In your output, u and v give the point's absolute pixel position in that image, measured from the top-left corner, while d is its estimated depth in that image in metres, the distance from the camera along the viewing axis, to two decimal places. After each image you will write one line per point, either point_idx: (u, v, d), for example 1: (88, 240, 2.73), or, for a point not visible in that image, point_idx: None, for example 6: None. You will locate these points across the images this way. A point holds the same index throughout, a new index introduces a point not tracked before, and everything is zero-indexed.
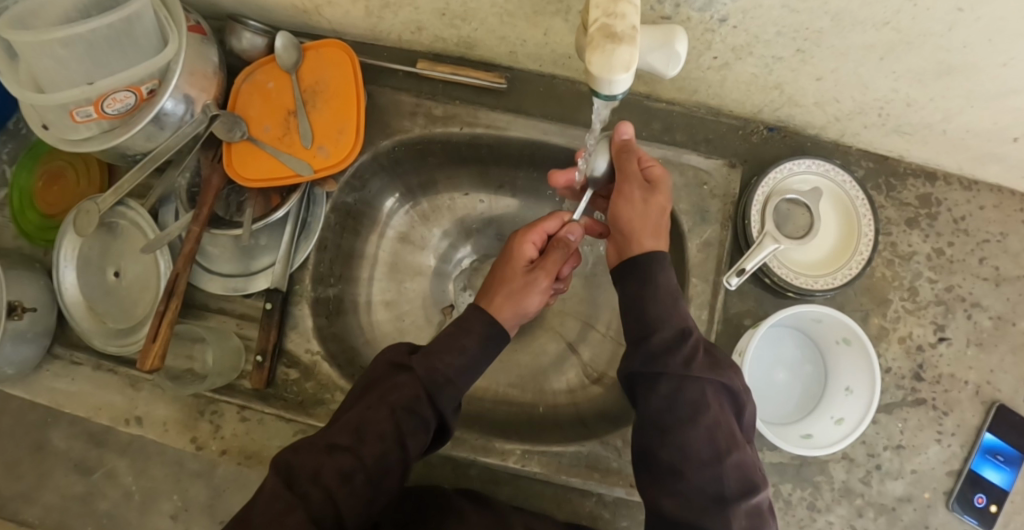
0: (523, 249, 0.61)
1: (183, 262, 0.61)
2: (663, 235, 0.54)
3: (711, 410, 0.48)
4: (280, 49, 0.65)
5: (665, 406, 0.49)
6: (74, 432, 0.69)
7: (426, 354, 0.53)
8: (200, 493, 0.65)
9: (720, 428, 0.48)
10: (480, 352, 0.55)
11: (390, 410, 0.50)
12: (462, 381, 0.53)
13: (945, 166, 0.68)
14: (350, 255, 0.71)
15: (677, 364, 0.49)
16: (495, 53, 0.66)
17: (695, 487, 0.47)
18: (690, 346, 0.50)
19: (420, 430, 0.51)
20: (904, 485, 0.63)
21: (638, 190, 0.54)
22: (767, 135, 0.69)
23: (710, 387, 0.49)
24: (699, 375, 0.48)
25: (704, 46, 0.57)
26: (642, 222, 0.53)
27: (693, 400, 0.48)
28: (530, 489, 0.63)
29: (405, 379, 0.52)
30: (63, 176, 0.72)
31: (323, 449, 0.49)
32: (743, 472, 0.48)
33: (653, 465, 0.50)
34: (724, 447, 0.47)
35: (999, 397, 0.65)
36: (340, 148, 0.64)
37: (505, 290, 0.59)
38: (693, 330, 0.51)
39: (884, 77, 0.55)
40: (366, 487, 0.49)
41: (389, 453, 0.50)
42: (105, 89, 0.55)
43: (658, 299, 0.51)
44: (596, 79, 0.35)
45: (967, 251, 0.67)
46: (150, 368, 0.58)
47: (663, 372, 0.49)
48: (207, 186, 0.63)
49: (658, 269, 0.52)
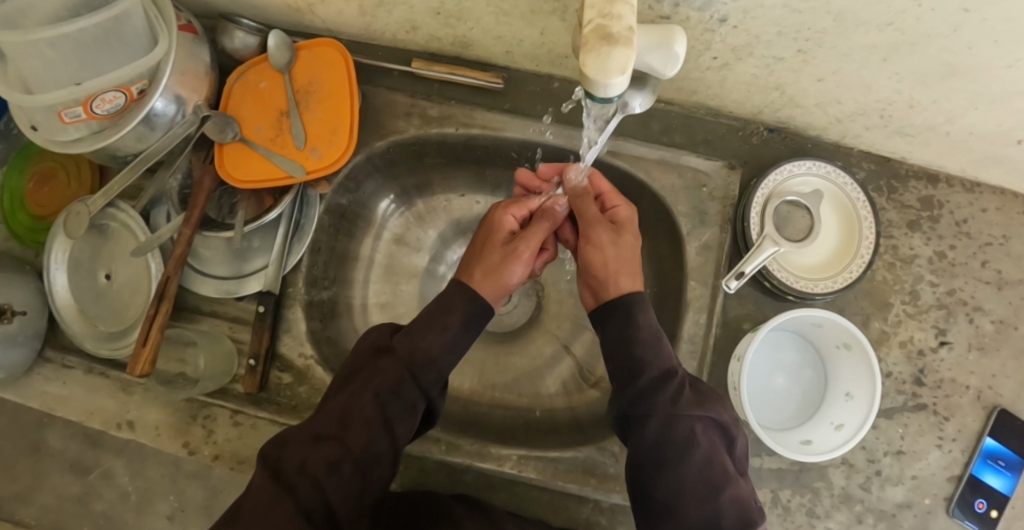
0: (502, 219, 0.58)
1: (174, 265, 0.59)
2: (638, 275, 0.55)
3: (702, 445, 0.48)
4: (272, 48, 0.64)
5: (656, 445, 0.48)
6: (70, 433, 0.70)
7: (405, 334, 0.53)
8: (197, 493, 0.66)
9: (713, 460, 0.47)
10: (462, 330, 0.52)
11: (372, 396, 0.50)
12: (446, 360, 0.52)
13: (947, 168, 0.67)
14: (344, 258, 0.71)
15: (665, 402, 0.49)
16: (491, 53, 0.65)
17: (691, 525, 0.47)
18: (678, 384, 0.50)
19: (406, 414, 0.50)
20: (904, 491, 0.63)
21: (610, 233, 0.56)
22: (767, 136, 0.68)
23: (698, 425, 0.48)
24: (687, 411, 0.49)
25: (703, 46, 0.56)
26: (617, 262, 0.54)
27: (683, 436, 0.48)
28: (525, 494, 0.62)
29: (387, 362, 0.52)
30: (54, 176, 0.71)
31: (309, 439, 0.49)
32: (740, 505, 0.47)
33: (649, 505, 0.49)
34: (718, 481, 0.47)
35: (1000, 402, 0.64)
36: (332, 149, 0.62)
37: (485, 262, 0.56)
38: (677, 370, 0.51)
39: (886, 79, 0.54)
40: (355, 475, 0.48)
41: (376, 440, 0.49)
42: (93, 90, 0.54)
43: (642, 340, 0.51)
44: (591, 81, 0.34)
45: (968, 254, 0.67)
46: (141, 373, 0.57)
47: (653, 411, 0.49)
48: (198, 189, 0.62)
49: (640, 312, 0.52)
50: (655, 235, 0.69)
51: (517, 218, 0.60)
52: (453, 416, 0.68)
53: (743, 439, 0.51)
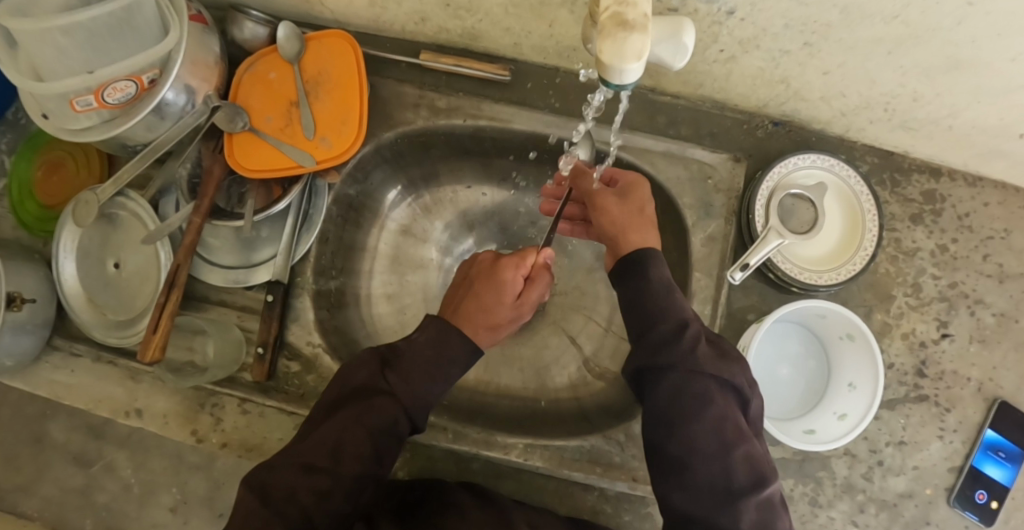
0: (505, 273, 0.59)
1: (184, 253, 0.60)
2: (650, 230, 0.56)
3: (716, 402, 0.48)
4: (281, 39, 0.64)
5: (670, 401, 0.48)
6: (73, 425, 0.70)
7: (403, 369, 0.53)
8: (200, 484, 0.66)
9: (727, 420, 0.47)
10: (451, 365, 0.55)
11: (366, 433, 0.51)
12: (436, 394, 0.54)
13: (950, 162, 0.67)
14: (351, 248, 0.71)
15: (681, 357, 0.49)
16: (500, 44, 0.65)
17: (703, 482, 0.47)
18: (692, 338, 0.50)
19: (395, 448, 0.53)
20: (906, 481, 0.63)
21: (614, 196, 0.58)
22: (772, 129, 0.68)
23: (712, 384, 0.48)
24: (703, 368, 0.49)
25: (710, 39, 0.56)
26: (627, 219, 0.56)
27: (697, 392, 0.48)
28: (530, 483, 0.63)
29: (383, 400, 0.52)
30: (63, 166, 0.71)
31: (301, 471, 0.49)
32: (752, 462, 0.47)
33: (662, 461, 0.49)
34: (730, 438, 0.47)
35: (1001, 394, 0.65)
36: (342, 139, 0.63)
37: (490, 318, 0.58)
38: (693, 322, 0.51)
39: (891, 72, 0.54)
40: (344, 503, 0.50)
41: (366, 471, 0.51)
42: (105, 78, 0.54)
43: (658, 295, 0.52)
44: (607, 67, 0.35)
45: (970, 247, 0.67)
46: (151, 359, 0.57)
47: (670, 366, 0.49)
48: (208, 177, 0.62)
49: (652, 265, 0.53)
50: (660, 226, 0.70)
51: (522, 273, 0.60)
52: (459, 406, 0.68)
53: (760, 400, 0.51)
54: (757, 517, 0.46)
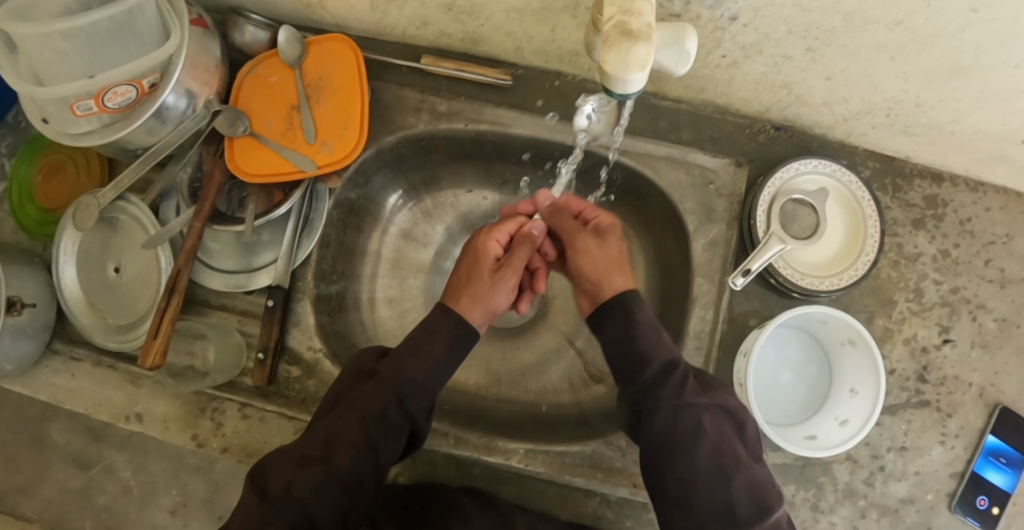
0: (486, 246, 0.62)
1: (184, 258, 0.59)
2: (628, 273, 0.57)
3: (709, 436, 0.49)
4: (283, 43, 0.64)
5: (665, 439, 0.49)
6: (73, 427, 0.70)
7: (393, 359, 0.56)
8: (200, 487, 0.66)
9: (723, 449, 0.49)
10: (446, 358, 0.56)
11: (358, 419, 0.53)
12: (431, 386, 0.55)
13: (952, 167, 0.67)
14: (352, 253, 0.71)
15: (671, 395, 0.50)
16: (501, 49, 0.65)
17: (706, 516, 0.48)
18: (680, 376, 0.51)
19: (391, 437, 0.53)
20: (907, 486, 0.63)
21: (592, 237, 0.59)
22: (773, 134, 0.68)
23: (702, 423, 0.49)
24: (692, 402, 0.50)
25: (712, 44, 0.56)
26: (608, 264, 0.57)
27: (689, 427, 0.49)
28: (532, 488, 0.63)
29: (372, 386, 0.54)
30: (63, 169, 0.71)
31: (296, 459, 0.51)
32: (752, 486, 0.48)
33: (662, 499, 0.50)
34: (728, 468, 0.48)
35: (1002, 400, 0.65)
36: (343, 143, 0.63)
37: (472, 291, 0.60)
38: (676, 360, 0.51)
39: (893, 78, 0.54)
40: (341, 496, 0.51)
41: (361, 463, 0.52)
42: (106, 83, 0.54)
43: (640, 337, 0.52)
44: (611, 77, 0.34)
45: (972, 252, 0.67)
46: (152, 365, 0.56)
47: (660, 406, 0.50)
48: (209, 181, 0.62)
49: (634, 308, 0.54)
50: (661, 231, 0.70)
51: (501, 242, 0.63)
52: (460, 410, 0.68)
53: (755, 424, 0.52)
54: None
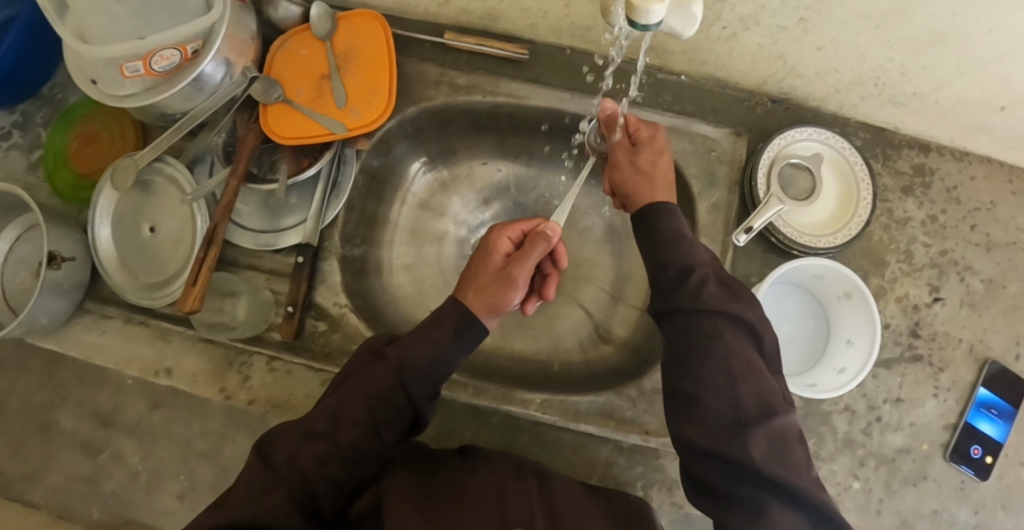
0: (497, 242, 0.64)
1: (222, 213, 0.63)
2: (663, 187, 0.59)
3: (723, 338, 0.50)
4: (314, 18, 0.69)
5: (684, 334, 0.51)
6: (81, 413, 0.72)
7: (400, 343, 0.57)
8: (207, 472, 0.68)
9: (733, 355, 0.49)
10: (450, 346, 0.57)
11: (363, 398, 0.54)
12: (436, 371, 0.56)
13: (938, 138, 0.72)
14: (374, 219, 0.75)
15: (689, 296, 0.52)
16: (518, 26, 0.70)
17: (711, 413, 0.48)
18: (702, 279, 0.53)
19: (394, 418, 0.55)
20: (903, 436, 0.67)
21: (629, 154, 0.62)
22: (771, 107, 0.73)
23: (715, 325, 0.50)
24: (707, 306, 0.51)
25: (714, 16, 0.61)
26: (636, 178, 0.60)
27: (700, 326, 0.51)
28: (547, 437, 0.66)
29: (380, 367, 0.56)
30: (98, 138, 0.75)
31: (300, 436, 0.53)
32: (761, 393, 0.48)
33: (676, 396, 0.51)
34: (737, 371, 0.49)
35: (991, 355, 0.69)
36: (371, 110, 0.67)
37: (480, 288, 0.61)
38: (700, 266, 0.53)
39: (879, 46, 0.59)
40: (341, 471, 0.53)
41: (363, 441, 0.53)
42: (154, 46, 0.58)
43: (667, 244, 0.55)
44: (635, 8, 0.37)
45: (959, 217, 0.72)
46: (190, 309, 0.59)
47: (679, 306, 0.52)
48: (243, 143, 0.66)
49: (660, 217, 0.57)
50: None
51: (511, 240, 0.65)
52: (476, 368, 0.71)
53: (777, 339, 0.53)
54: (767, 449, 0.46)
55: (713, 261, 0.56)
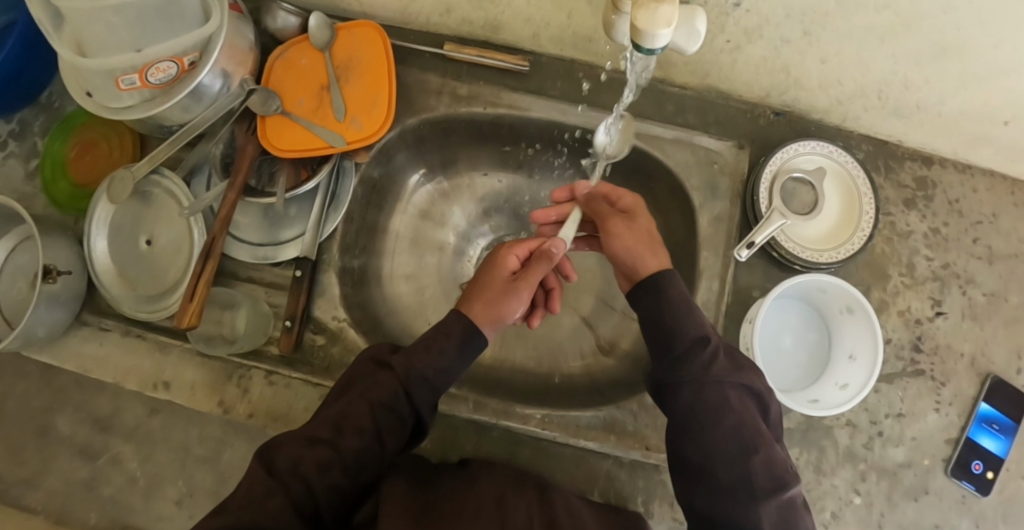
0: (506, 259, 0.65)
1: (220, 226, 0.62)
2: (661, 253, 0.59)
3: (734, 409, 0.51)
4: (314, 28, 0.68)
5: (693, 404, 0.52)
6: (78, 418, 0.72)
7: (406, 353, 0.57)
8: (205, 477, 0.68)
9: (744, 427, 0.51)
10: (456, 357, 0.57)
11: (367, 406, 0.55)
12: (440, 381, 0.56)
13: (940, 151, 0.72)
14: (374, 230, 0.74)
15: (698, 369, 0.52)
16: (519, 36, 0.69)
17: (723, 480, 0.50)
18: (710, 352, 0.53)
19: (396, 425, 0.55)
20: (905, 450, 0.66)
21: (623, 222, 0.62)
22: (773, 119, 0.73)
23: (726, 398, 0.52)
24: (719, 378, 0.52)
25: (717, 29, 0.60)
26: (638, 244, 0.59)
27: (711, 399, 0.51)
28: (549, 452, 0.65)
29: (385, 376, 0.56)
30: (96, 147, 0.74)
31: (304, 441, 0.53)
32: (773, 465, 0.50)
33: (684, 463, 0.52)
34: (749, 444, 0.50)
35: (993, 369, 0.69)
36: (372, 121, 0.66)
37: (488, 298, 0.61)
38: (709, 338, 0.54)
39: (883, 60, 0.59)
40: (343, 478, 0.53)
41: (366, 448, 0.54)
42: (150, 59, 0.57)
43: (674, 311, 0.55)
44: (640, 33, 0.36)
45: (961, 230, 0.71)
46: (188, 325, 0.59)
47: (686, 378, 0.52)
48: (242, 154, 0.65)
49: (667, 283, 0.56)
50: (667, 211, 0.73)
51: (519, 258, 0.66)
52: (476, 380, 0.71)
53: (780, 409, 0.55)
54: (778, 518, 0.48)
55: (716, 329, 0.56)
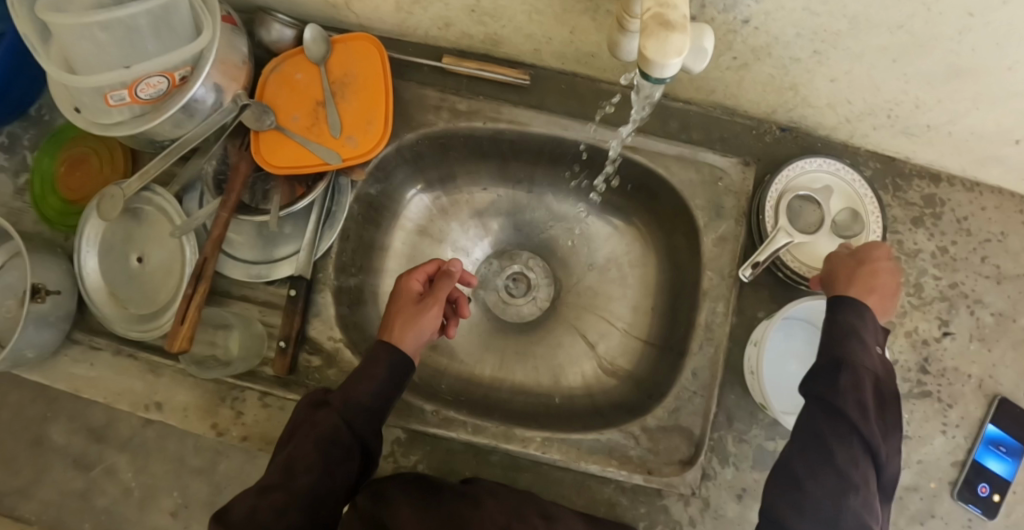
0: (407, 284, 0.64)
1: (212, 247, 0.61)
2: (874, 304, 0.56)
3: (858, 451, 0.50)
4: (309, 41, 0.66)
5: (823, 427, 0.51)
6: (74, 427, 0.70)
7: (340, 387, 0.57)
8: (200, 489, 0.67)
9: (858, 470, 0.50)
10: (388, 377, 0.57)
11: (314, 443, 0.52)
12: (379, 404, 0.56)
13: (948, 168, 0.70)
14: (371, 247, 0.73)
15: (847, 399, 0.51)
16: (520, 51, 0.68)
17: (813, 503, 0.50)
18: (865, 392, 0.52)
19: (346, 457, 0.53)
20: (911, 474, 0.65)
21: (890, 275, 0.57)
22: (779, 135, 0.71)
23: (850, 432, 0.51)
24: (857, 417, 0.51)
25: (725, 46, 0.59)
26: (866, 282, 0.57)
27: (840, 428, 0.51)
28: (550, 475, 0.64)
29: (323, 413, 0.55)
30: (86, 162, 0.72)
31: (257, 489, 0.50)
32: (865, 515, 0.49)
33: (782, 470, 0.52)
34: (854, 484, 0.49)
35: (1001, 391, 0.67)
36: (368, 138, 0.65)
37: (399, 319, 0.61)
38: (869, 377, 0.52)
39: (895, 79, 0.57)
40: (304, 519, 0.50)
41: (321, 483, 0.51)
42: (140, 74, 0.55)
43: (843, 333, 0.54)
44: (649, 63, 0.35)
45: (969, 249, 0.70)
46: (179, 349, 0.58)
47: (834, 402, 0.52)
48: (235, 173, 0.64)
49: (845, 309, 0.55)
50: (671, 228, 0.72)
51: (422, 281, 0.65)
52: (475, 402, 0.69)
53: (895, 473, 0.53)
54: None
55: (882, 372, 0.54)
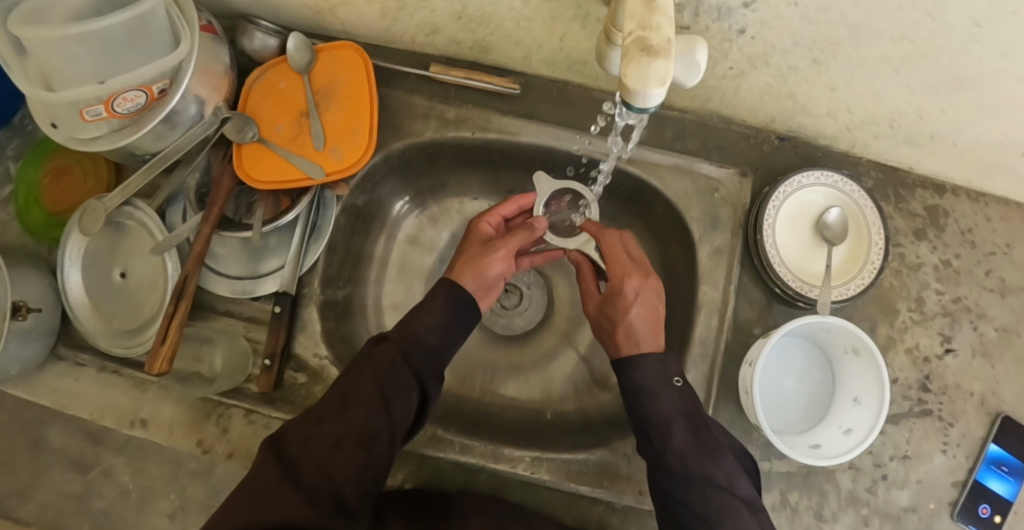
0: (480, 227, 0.64)
1: (193, 264, 0.60)
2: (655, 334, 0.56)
3: (667, 425, 0.52)
4: (292, 49, 0.64)
5: (641, 419, 0.53)
6: (71, 430, 0.70)
7: (398, 323, 0.55)
8: (198, 491, 0.66)
9: (676, 443, 0.51)
10: (448, 317, 0.56)
11: (371, 376, 0.51)
12: (439, 343, 0.55)
13: (953, 178, 0.68)
14: (359, 258, 0.71)
15: (643, 378, 0.54)
16: (509, 58, 0.66)
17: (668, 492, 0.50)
18: (658, 367, 0.54)
19: (404, 392, 0.51)
20: (910, 494, 0.64)
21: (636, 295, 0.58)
22: (778, 144, 0.69)
23: (658, 413, 0.52)
24: (657, 394, 0.53)
25: (720, 55, 0.57)
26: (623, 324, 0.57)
27: (650, 411, 0.53)
28: (539, 495, 0.63)
29: (381, 349, 0.53)
30: (69, 173, 0.71)
31: (311, 420, 0.49)
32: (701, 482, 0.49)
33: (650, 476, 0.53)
34: (682, 458, 0.50)
35: (1003, 408, 0.66)
36: (352, 150, 0.63)
37: (466, 258, 0.61)
38: (657, 357, 0.54)
39: (897, 89, 0.55)
40: (358, 452, 0.48)
41: (375, 417, 0.50)
42: (116, 89, 0.54)
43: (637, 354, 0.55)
44: (631, 91, 0.33)
45: (973, 262, 0.68)
46: (159, 371, 0.56)
47: (632, 392, 0.54)
48: (217, 188, 0.62)
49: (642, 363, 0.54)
50: (666, 240, 0.70)
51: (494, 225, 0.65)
52: (465, 418, 0.68)
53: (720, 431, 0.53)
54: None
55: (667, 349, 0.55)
